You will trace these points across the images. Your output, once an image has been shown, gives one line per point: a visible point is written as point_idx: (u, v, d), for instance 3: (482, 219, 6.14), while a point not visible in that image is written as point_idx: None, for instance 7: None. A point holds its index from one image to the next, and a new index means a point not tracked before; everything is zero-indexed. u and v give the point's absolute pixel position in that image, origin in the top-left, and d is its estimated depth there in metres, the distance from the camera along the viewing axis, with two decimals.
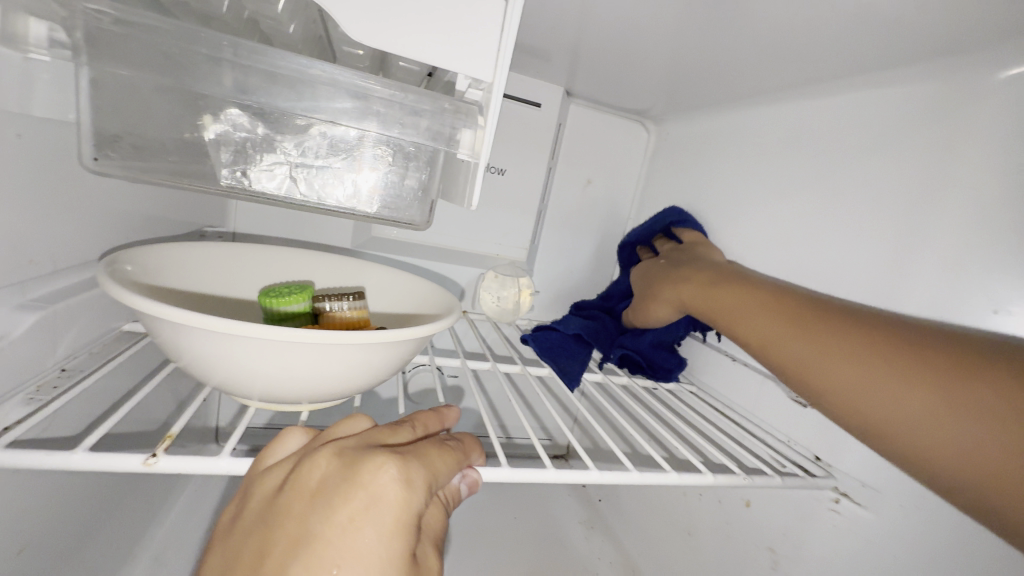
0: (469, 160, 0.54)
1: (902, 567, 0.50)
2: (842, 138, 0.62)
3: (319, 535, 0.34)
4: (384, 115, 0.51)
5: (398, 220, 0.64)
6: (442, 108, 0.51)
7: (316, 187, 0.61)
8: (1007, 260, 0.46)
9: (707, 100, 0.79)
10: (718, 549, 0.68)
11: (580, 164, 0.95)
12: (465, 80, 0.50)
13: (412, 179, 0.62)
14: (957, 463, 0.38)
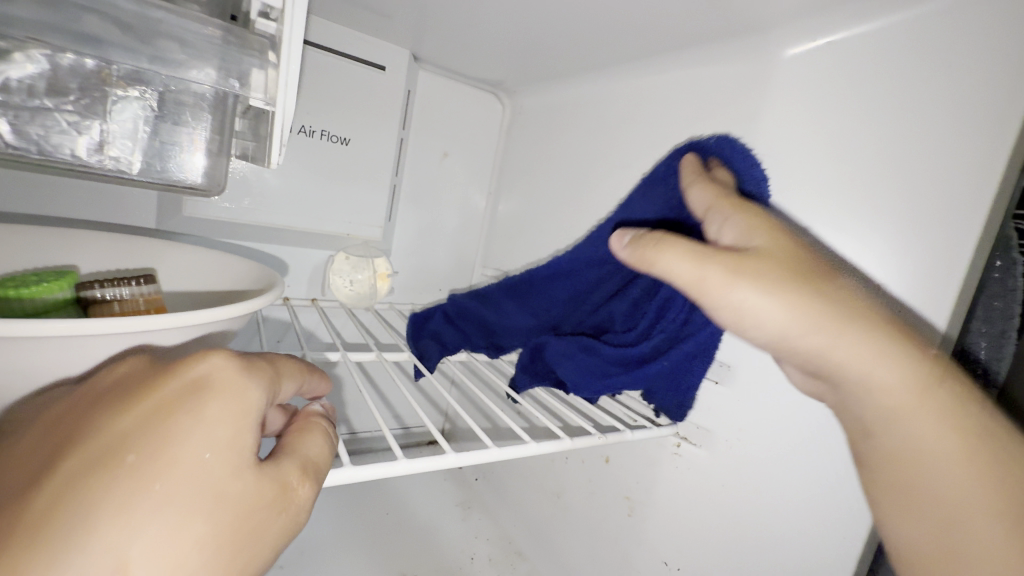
0: (265, 106, 0.46)
1: (736, 497, 0.54)
2: (668, 108, 0.64)
3: (149, 523, 0.25)
4: (145, 43, 0.39)
5: (172, 183, 0.51)
6: (225, 40, 0.41)
7: (35, 137, 0.43)
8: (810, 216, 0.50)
9: (556, 74, 0.80)
10: (582, 506, 0.70)
11: (435, 136, 0.89)
12: (253, 2, 0.40)
13: (190, 132, 0.50)
14: (962, 527, 0.37)
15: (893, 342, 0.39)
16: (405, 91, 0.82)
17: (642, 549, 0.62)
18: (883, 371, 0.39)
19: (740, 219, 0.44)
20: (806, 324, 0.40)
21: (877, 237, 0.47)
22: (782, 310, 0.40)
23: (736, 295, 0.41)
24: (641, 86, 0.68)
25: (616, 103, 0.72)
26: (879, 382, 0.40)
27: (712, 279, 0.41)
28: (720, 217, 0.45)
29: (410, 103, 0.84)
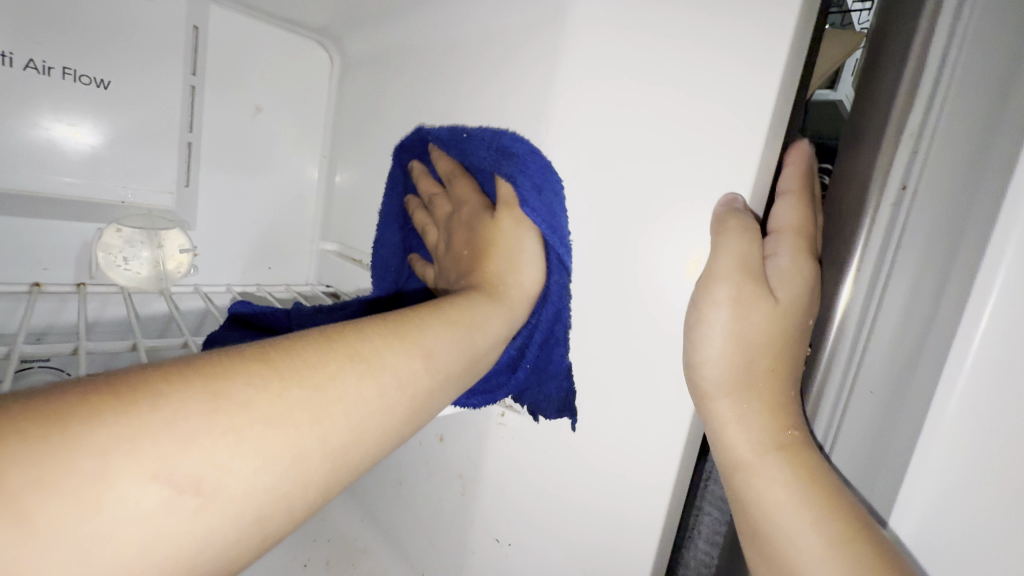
0: None
1: (557, 458, 0.52)
2: (482, 48, 0.58)
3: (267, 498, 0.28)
4: None
5: None
6: None
7: None
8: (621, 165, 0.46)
9: (374, 13, 0.70)
10: (421, 490, 0.64)
11: (243, 88, 0.76)
12: None
13: None
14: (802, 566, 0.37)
15: (755, 410, 0.41)
16: (188, 27, 0.69)
17: (475, 527, 0.58)
18: (739, 442, 0.41)
19: (738, 284, 0.40)
20: (743, 347, 0.40)
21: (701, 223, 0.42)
22: (719, 348, 0.40)
23: (706, 317, 0.41)
24: (457, 24, 0.61)
25: (436, 48, 0.65)
26: (729, 427, 0.41)
27: (715, 335, 0.40)
28: (723, 246, 0.39)
29: (201, 43, 0.71)
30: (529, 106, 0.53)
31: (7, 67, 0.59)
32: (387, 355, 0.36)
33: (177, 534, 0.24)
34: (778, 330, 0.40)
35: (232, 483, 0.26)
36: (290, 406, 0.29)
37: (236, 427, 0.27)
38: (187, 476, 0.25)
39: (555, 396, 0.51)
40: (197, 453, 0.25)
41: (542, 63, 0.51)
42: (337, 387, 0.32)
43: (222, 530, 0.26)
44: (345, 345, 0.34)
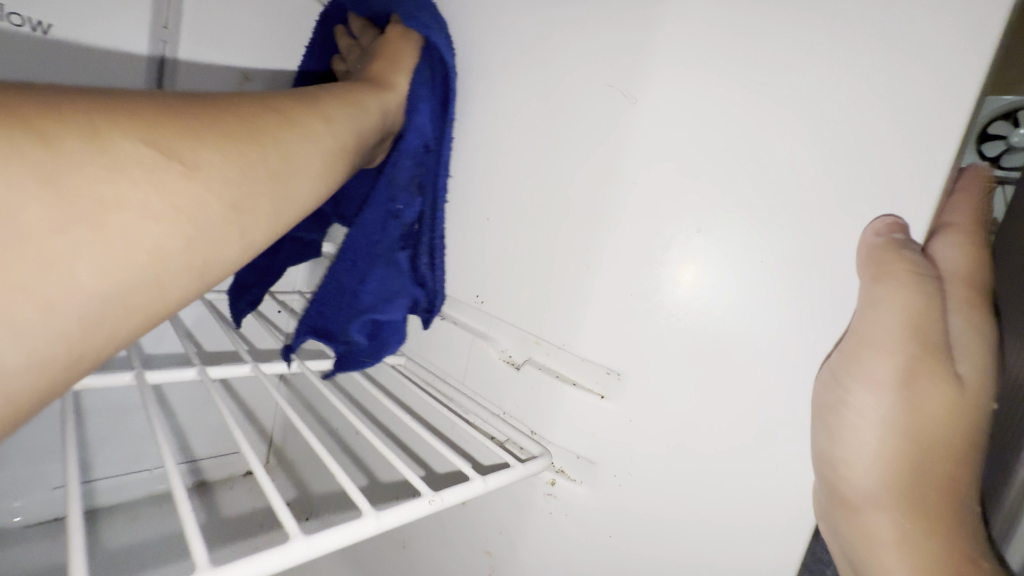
0: None
1: (622, 546, 0.40)
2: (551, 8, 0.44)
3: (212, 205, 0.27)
4: None
5: None
6: None
7: None
8: (751, 176, 0.34)
9: None
10: (432, 561, 0.52)
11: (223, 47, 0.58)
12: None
13: None
14: None
15: (923, 531, 0.32)
16: None
17: None
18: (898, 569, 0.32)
19: (905, 353, 0.32)
20: (901, 427, 0.33)
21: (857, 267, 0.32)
22: (869, 441, 0.33)
23: (851, 401, 0.32)
24: None
25: None
26: (882, 547, 0.33)
27: (859, 420, 0.33)
28: (884, 297, 0.31)
29: None
30: (620, 90, 0.39)
31: None
32: (291, 135, 0.33)
33: (64, 254, 0.22)
34: (938, 423, 0.33)
35: (128, 224, 0.24)
36: (199, 149, 0.27)
37: (128, 165, 0.24)
38: (83, 202, 0.23)
39: (627, 466, 0.40)
40: (90, 182, 0.23)
41: (635, 34, 0.38)
42: (244, 153, 0.30)
43: (128, 264, 0.24)
44: (258, 113, 0.32)
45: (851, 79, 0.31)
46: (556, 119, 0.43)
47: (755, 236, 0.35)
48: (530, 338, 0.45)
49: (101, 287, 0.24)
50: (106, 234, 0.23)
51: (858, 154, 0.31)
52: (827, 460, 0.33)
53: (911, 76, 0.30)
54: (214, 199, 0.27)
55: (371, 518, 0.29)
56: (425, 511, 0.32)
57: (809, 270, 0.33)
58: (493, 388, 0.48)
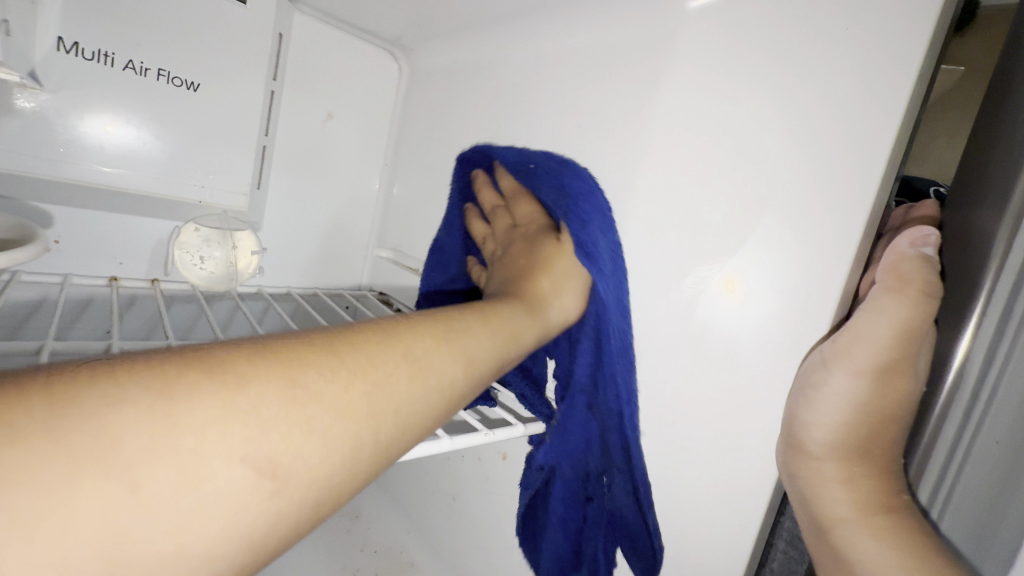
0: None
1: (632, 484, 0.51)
2: (571, 68, 0.58)
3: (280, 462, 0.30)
4: None
5: None
6: None
7: None
8: (722, 196, 0.46)
9: (452, 28, 0.71)
10: (479, 507, 0.64)
11: (317, 98, 0.78)
12: None
13: None
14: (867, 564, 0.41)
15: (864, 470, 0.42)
16: (274, 34, 0.69)
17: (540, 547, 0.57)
18: (839, 502, 0.44)
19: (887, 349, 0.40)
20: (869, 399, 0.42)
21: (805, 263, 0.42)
22: (834, 412, 0.42)
23: (828, 382, 0.41)
24: (543, 45, 0.62)
25: (518, 63, 0.65)
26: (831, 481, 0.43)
27: (832, 397, 0.42)
28: (881, 304, 0.39)
29: (282, 50, 0.71)
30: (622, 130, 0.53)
31: (107, 67, 0.59)
32: (394, 367, 0.38)
33: (254, 460, 0.29)
34: (886, 408, 0.41)
35: (297, 455, 0.31)
36: (323, 380, 0.34)
37: (279, 469, 0.30)
38: (261, 446, 0.29)
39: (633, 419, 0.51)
40: (264, 429, 0.30)
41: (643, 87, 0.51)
42: (371, 376, 0.37)
43: (287, 508, 0.30)
44: (380, 355, 0.38)
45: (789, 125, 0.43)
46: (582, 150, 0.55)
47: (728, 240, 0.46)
48: None
49: (287, 483, 0.30)
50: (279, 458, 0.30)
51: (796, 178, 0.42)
52: (795, 420, 0.42)
53: None
54: (366, 420, 0.35)
55: None
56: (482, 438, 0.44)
57: (777, 262, 0.43)
58: None
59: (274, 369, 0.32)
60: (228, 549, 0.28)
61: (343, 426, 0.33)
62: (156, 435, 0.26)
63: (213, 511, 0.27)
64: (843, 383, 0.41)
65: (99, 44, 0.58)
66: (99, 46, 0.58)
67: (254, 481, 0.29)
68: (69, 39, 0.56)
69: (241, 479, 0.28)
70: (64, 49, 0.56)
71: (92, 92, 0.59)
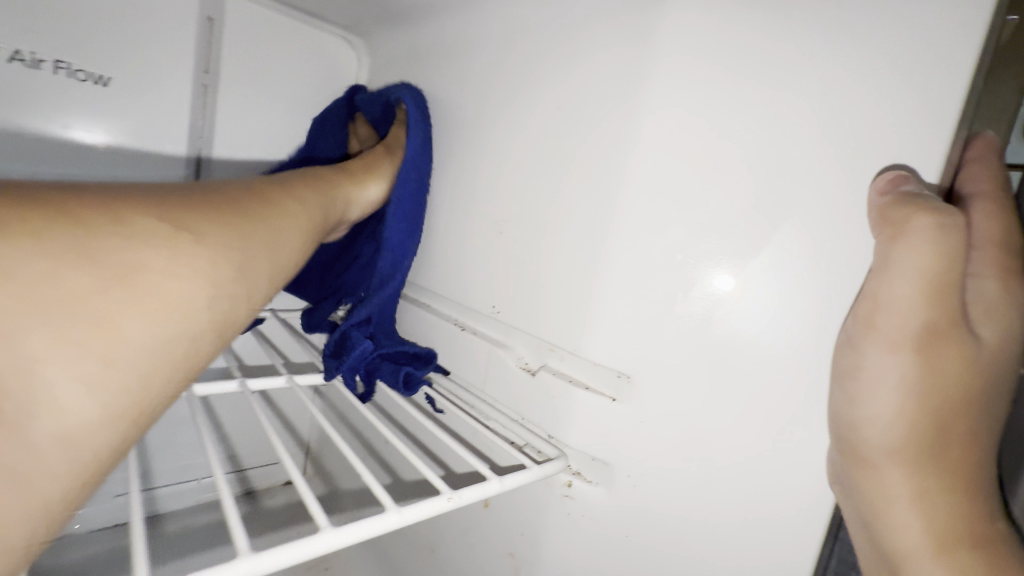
0: None
1: (639, 545, 0.41)
2: (545, 37, 0.48)
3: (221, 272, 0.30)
4: None
5: None
6: None
7: None
8: (738, 181, 0.36)
9: (409, 2, 0.61)
10: (459, 566, 0.54)
11: (264, 93, 0.68)
12: None
13: None
14: None
15: (940, 485, 0.31)
16: (202, 18, 0.60)
17: None
18: (907, 524, 0.32)
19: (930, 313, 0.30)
20: (926, 387, 0.31)
21: (845, 263, 0.33)
22: (891, 401, 0.31)
23: (868, 364, 0.31)
24: (512, 13, 0.52)
25: (485, 40, 0.55)
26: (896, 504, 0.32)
27: (882, 385, 0.31)
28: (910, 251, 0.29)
29: (215, 38, 0.62)
30: (610, 106, 0.43)
31: None
32: (249, 219, 0.33)
33: (140, 267, 0.25)
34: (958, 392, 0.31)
35: (132, 351, 0.25)
36: (125, 247, 0.25)
37: (105, 373, 0.24)
38: (81, 322, 0.23)
39: (639, 467, 0.41)
40: (111, 251, 0.25)
41: (634, 53, 0.41)
42: (211, 244, 0.29)
43: (140, 393, 0.26)
44: (202, 218, 0.29)
45: (823, 87, 0.33)
46: (562, 135, 0.46)
47: (748, 237, 0.36)
48: (545, 345, 0.47)
49: (125, 348, 0.24)
50: (158, 278, 0.26)
51: (831, 155, 0.33)
52: (846, 418, 0.32)
53: (874, 80, 0.31)
54: (211, 284, 0.28)
55: (392, 513, 0.31)
56: (444, 508, 0.34)
57: (806, 264, 0.34)
58: (511, 396, 0.50)
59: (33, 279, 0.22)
60: (137, 380, 0.25)
61: (186, 283, 0.27)
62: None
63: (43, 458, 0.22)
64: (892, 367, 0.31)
65: None
66: None
67: (79, 372, 0.23)
68: None
69: (74, 396, 0.23)
70: None
71: None
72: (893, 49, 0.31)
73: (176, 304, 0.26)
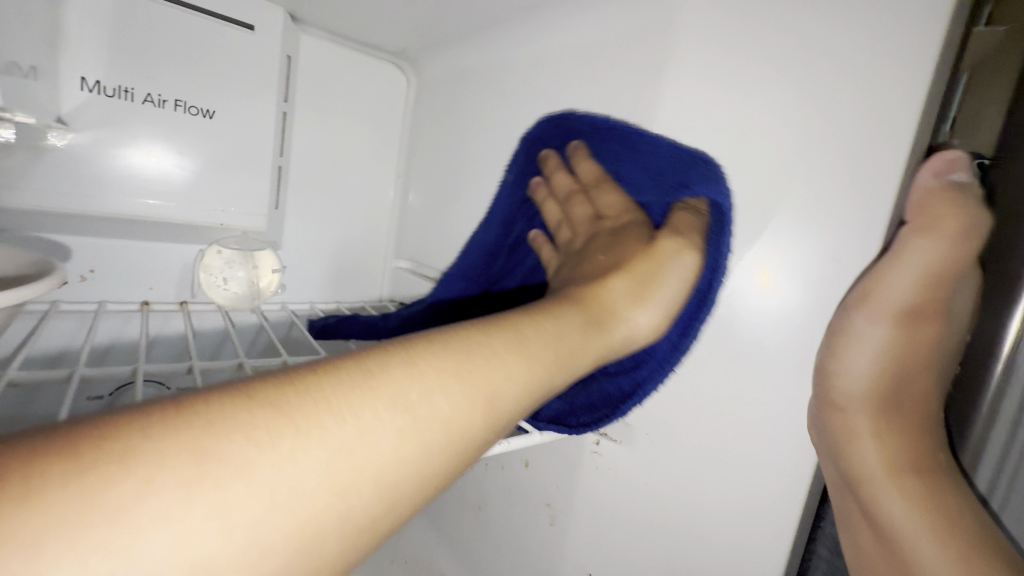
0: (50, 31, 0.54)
1: (656, 494, 0.49)
2: (572, 64, 0.57)
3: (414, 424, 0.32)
4: None
5: None
6: None
7: None
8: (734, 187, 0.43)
9: (454, 34, 0.70)
10: (503, 518, 0.63)
11: (330, 116, 0.79)
12: None
13: None
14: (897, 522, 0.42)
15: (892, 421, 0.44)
16: (283, 56, 0.71)
17: (566, 562, 0.55)
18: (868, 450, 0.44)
19: (914, 299, 0.41)
20: (895, 348, 0.43)
21: (822, 254, 0.39)
22: (871, 360, 0.43)
23: (858, 333, 0.42)
24: (544, 43, 0.60)
25: (521, 66, 0.64)
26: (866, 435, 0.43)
27: (862, 349, 0.42)
28: (913, 249, 0.38)
29: (292, 71, 0.73)
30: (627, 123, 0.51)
31: (127, 102, 0.61)
32: (487, 364, 0.36)
33: (319, 452, 0.28)
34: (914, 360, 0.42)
35: (347, 471, 0.28)
36: (332, 432, 0.29)
37: (316, 491, 0.27)
38: (284, 446, 0.27)
39: (655, 426, 0.49)
40: (308, 417, 0.28)
41: (648, 79, 0.49)
42: (418, 377, 0.33)
43: (343, 509, 0.28)
44: (435, 356, 0.35)
45: (801, 106, 0.40)
46: None
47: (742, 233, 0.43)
48: None
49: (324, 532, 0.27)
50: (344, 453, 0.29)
51: (811, 162, 0.40)
52: (827, 372, 0.42)
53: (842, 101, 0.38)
54: (415, 422, 0.32)
55: None
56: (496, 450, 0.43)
57: (791, 254, 0.41)
58: None
59: (294, 403, 0.29)
60: (327, 543, 0.28)
61: (378, 445, 0.30)
62: (169, 487, 0.24)
63: (246, 555, 0.25)
64: (873, 336, 0.42)
65: (118, 80, 0.60)
66: (119, 82, 0.60)
67: (284, 545, 0.26)
68: (91, 78, 0.58)
69: (259, 504, 0.26)
70: (86, 88, 0.59)
71: (118, 128, 0.61)
72: (861, 75, 0.37)
73: (364, 479, 0.29)
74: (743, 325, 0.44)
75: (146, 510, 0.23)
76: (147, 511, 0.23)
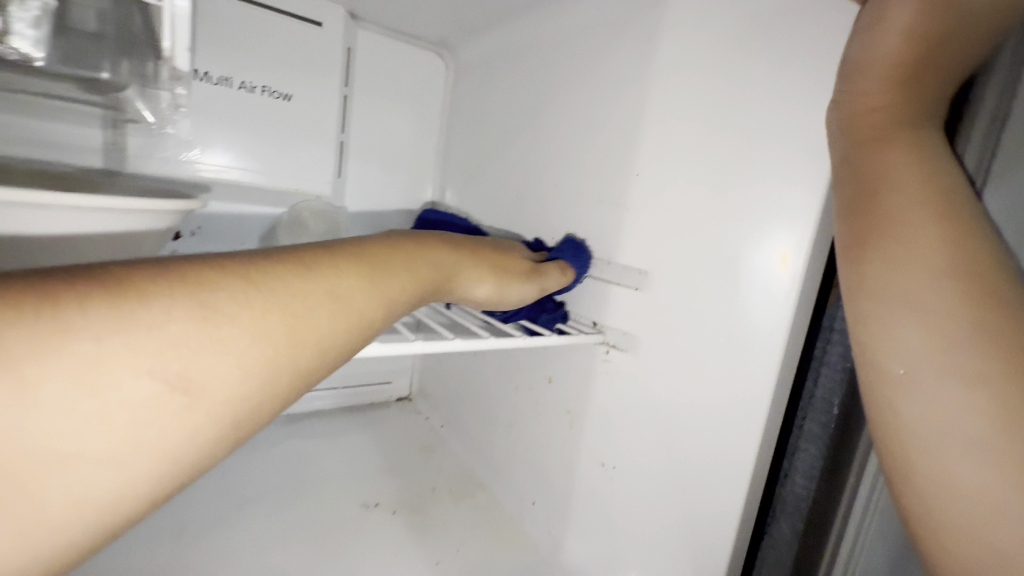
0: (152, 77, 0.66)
1: (654, 390, 0.59)
2: (585, 39, 0.67)
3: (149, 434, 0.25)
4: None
5: None
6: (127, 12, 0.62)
7: None
8: (713, 125, 0.52)
9: (486, 21, 0.82)
10: (531, 429, 0.74)
11: (380, 98, 0.92)
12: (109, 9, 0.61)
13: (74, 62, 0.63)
14: (939, 426, 0.35)
15: (934, 308, 0.36)
16: (344, 47, 0.84)
17: (582, 455, 0.66)
18: (911, 348, 0.37)
19: (918, 190, 0.38)
20: (929, 249, 0.37)
21: (782, 171, 0.47)
22: (920, 262, 0.37)
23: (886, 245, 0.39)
24: (562, 22, 0.71)
25: (543, 44, 0.75)
26: (903, 342, 0.37)
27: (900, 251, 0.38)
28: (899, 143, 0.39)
29: (351, 60, 0.86)
30: (631, 84, 0.61)
31: (227, 87, 0.75)
32: (344, 277, 0.36)
33: (63, 440, 0.23)
34: (969, 236, 0.37)
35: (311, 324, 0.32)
36: (102, 370, 0.24)
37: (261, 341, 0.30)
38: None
39: (654, 334, 0.59)
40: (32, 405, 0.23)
41: (644, 46, 0.59)
42: (342, 271, 0.36)
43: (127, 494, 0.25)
44: (332, 257, 0.36)
45: (763, 56, 0.48)
46: (600, 109, 0.64)
47: (719, 161, 0.52)
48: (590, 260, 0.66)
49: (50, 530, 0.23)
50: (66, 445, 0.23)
51: (770, 98, 0.48)
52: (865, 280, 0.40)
53: (790, 51, 0.47)
54: (360, 301, 0.36)
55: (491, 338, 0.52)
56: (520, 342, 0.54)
57: (759, 173, 0.49)
58: (567, 299, 0.69)
59: (217, 282, 0.29)
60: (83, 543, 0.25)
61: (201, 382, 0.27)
62: (108, 356, 0.24)
63: (212, 384, 0.27)
64: (907, 176, 0.39)
65: (220, 70, 0.74)
66: (221, 72, 0.74)
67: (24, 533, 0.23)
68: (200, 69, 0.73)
69: (227, 350, 0.28)
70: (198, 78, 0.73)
71: (219, 110, 0.75)
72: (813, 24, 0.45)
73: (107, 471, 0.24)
74: (750, 249, 0.50)
75: (115, 353, 0.25)
76: (110, 357, 0.24)
